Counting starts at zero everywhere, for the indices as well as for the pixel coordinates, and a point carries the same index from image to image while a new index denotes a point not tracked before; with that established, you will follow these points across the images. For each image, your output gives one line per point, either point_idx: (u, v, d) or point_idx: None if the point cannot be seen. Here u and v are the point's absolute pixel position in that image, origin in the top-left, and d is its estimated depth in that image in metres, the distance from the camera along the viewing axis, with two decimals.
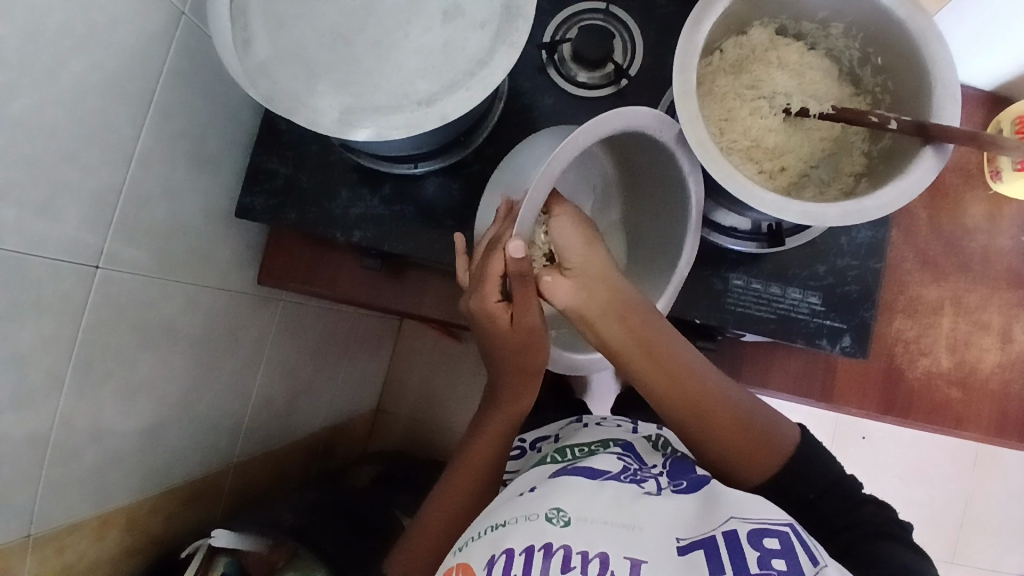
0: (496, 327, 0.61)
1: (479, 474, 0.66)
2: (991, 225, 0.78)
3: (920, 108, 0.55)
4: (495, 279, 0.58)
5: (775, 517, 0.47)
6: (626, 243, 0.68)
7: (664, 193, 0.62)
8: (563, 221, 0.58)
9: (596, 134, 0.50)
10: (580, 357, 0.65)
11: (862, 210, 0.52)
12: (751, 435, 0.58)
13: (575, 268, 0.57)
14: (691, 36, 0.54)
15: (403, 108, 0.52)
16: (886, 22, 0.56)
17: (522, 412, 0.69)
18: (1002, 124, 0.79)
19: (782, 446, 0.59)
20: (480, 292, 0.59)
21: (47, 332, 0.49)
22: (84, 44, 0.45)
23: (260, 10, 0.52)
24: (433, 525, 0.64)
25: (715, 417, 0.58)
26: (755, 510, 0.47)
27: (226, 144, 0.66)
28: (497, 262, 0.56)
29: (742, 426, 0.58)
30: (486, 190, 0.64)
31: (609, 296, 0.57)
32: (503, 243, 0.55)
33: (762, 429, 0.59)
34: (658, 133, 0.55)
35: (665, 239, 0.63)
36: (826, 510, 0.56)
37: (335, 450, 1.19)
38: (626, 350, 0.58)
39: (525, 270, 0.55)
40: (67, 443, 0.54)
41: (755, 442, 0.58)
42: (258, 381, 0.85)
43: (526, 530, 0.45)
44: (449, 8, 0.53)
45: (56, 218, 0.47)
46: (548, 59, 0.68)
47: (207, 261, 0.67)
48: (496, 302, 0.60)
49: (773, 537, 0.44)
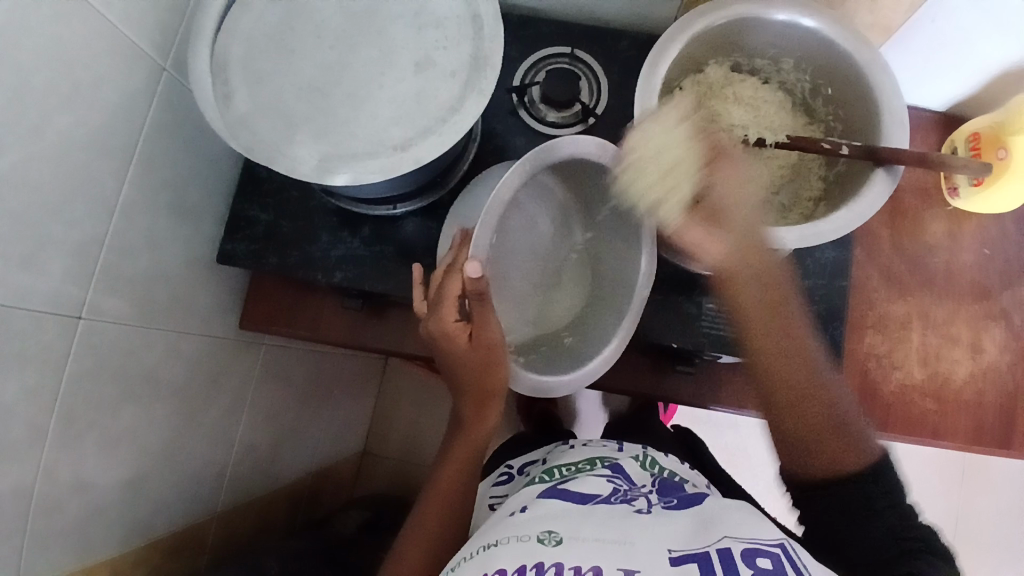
0: (454, 348, 0.61)
1: (453, 500, 0.66)
2: (951, 241, 0.80)
3: (869, 134, 0.59)
4: (453, 300, 0.59)
5: (767, 538, 0.48)
6: (588, 264, 0.73)
7: (618, 221, 0.67)
8: (728, 170, 0.56)
9: (542, 159, 0.59)
10: (546, 379, 0.63)
11: (817, 232, 0.56)
12: (835, 434, 0.56)
13: (729, 227, 0.56)
14: (648, 82, 0.58)
15: (379, 154, 0.54)
16: (835, 54, 0.59)
17: (483, 444, 0.69)
18: (956, 144, 0.79)
19: (856, 456, 0.56)
20: (439, 313, 0.59)
21: (30, 384, 0.49)
22: (68, 102, 0.47)
23: (239, 66, 0.55)
24: (411, 550, 0.63)
25: (811, 414, 0.57)
26: (748, 532, 0.48)
27: (208, 193, 0.68)
28: (454, 285, 0.58)
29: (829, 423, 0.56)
30: (445, 222, 0.68)
31: (756, 266, 0.56)
32: (460, 264, 0.57)
33: (849, 443, 0.56)
34: (601, 160, 0.61)
35: (622, 260, 0.68)
36: (873, 528, 0.54)
37: (320, 497, 1.18)
38: (752, 318, 0.57)
39: (482, 290, 0.56)
40: (51, 496, 0.54)
41: (836, 442, 0.56)
42: (241, 427, 0.84)
43: (518, 550, 0.46)
44: (421, 59, 0.56)
45: (40, 271, 0.48)
46: (518, 102, 0.71)
47: (189, 309, 0.68)
48: (456, 321, 0.59)
49: (766, 557, 0.45)
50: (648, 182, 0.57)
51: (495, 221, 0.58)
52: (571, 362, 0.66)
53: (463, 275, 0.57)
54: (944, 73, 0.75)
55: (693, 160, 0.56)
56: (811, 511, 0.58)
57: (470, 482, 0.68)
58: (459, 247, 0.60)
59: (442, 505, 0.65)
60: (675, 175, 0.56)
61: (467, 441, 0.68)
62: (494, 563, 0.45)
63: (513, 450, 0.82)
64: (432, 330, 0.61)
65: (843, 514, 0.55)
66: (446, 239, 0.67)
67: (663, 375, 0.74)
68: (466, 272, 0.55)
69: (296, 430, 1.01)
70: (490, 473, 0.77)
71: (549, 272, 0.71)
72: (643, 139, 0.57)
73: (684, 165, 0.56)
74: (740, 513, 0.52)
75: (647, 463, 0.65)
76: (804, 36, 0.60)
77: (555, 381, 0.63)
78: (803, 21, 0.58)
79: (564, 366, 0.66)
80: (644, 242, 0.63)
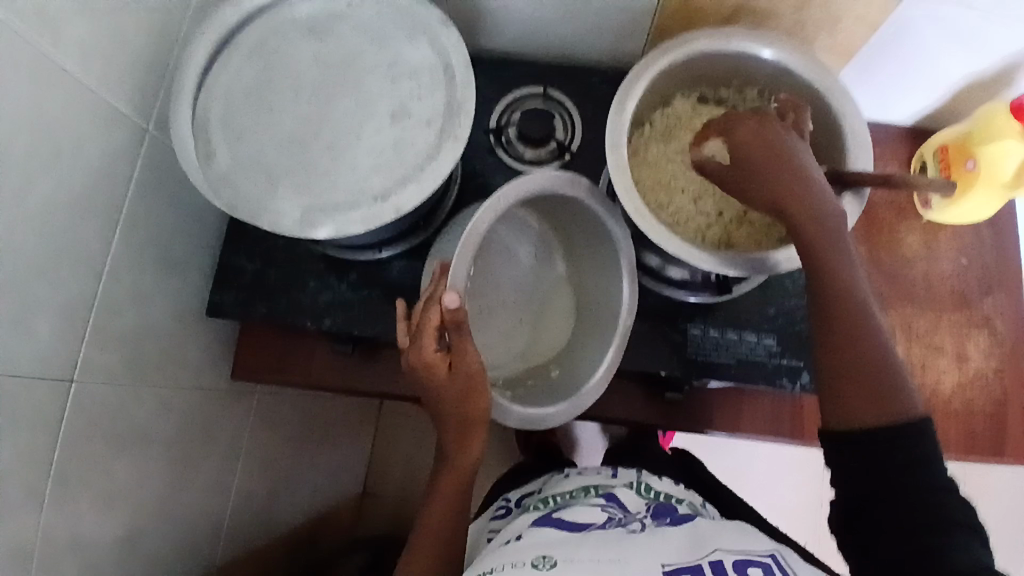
0: (435, 379, 0.59)
1: (442, 535, 0.63)
2: (928, 252, 0.82)
3: (834, 158, 0.61)
4: (433, 331, 0.57)
5: (759, 548, 0.48)
6: (573, 292, 0.74)
7: (596, 247, 0.68)
8: (768, 145, 0.54)
9: (516, 194, 0.60)
10: (535, 410, 0.63)
11: (790, 258, 0.57)
12: (869, 388, 0.50)
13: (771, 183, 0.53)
14: (619, 115, 0.59)
15: (360, 204, 0.55)
16: (795, 82, 0.62)
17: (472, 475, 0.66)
18: (925, 157, 0.81)
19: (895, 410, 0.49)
20: (419, 344, 0.57)
21: (23, 449, 0.49)
22: (52, 168, 0.48)
23: (221, 125, 0.56)
24: None
25: (854, 353, 0.51)
26: (738, 543, 0.49)
27: (193, 246, 0.69)
28: (433, 315, 0.56)
29: (859, 370, 0.50)
30: (428, 255, 0.70)
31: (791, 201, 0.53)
32: (438, 295, 0.56)
33: (881, 395, 0.50)
34: (573, 192, 0.62)
35: (606, 285, 0.68)
36: (912, 500, 0.47)
37: (321, 543, 1.16)
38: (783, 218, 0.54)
39: (462, 319, 0.55)
40: (47, 562, 0.53)
41: (875, 392, 0.50)
42: (236, 478, 0.84)
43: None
44: (397, 110, 0.58)
45: (30, 336, 0.48)
46: (496, 142, 0.73)
47: (179, 362, 0.68)
48: (435, 352, 0.57)
49: (757, 567, 0.45)
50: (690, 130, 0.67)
51: (473, 255, 0.60)
52: (557, 394, 0.66)
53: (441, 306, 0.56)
54: (907, 90, 0.77)
55: None
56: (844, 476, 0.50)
57: (459, 516, 0.65)
58: (439, 280, 0.59)
59: (436, 542, 0.63)
60: None
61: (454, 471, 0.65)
62: None
63: (509, 484, 0.82)
64: (414, 361, 0.58)
65: (879, 479, 0.48)
66: (427, 273, 0.69)
67: (655, 402, 0.75)
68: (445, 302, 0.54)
69: (292, 477, 1.00)
70: (488, 507, 0.76)
71: (526, 305, 0.73)
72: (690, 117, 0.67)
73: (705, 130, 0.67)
74: (733, 529, 0.52)
75: (641, 488, 0.65)
76: (765, 67, 0.62)
77: (541, 413, 0.63)
78: (764, 53, 0.61)
79: (549, 398, 0.66)
80: (622, 268, 0.64)
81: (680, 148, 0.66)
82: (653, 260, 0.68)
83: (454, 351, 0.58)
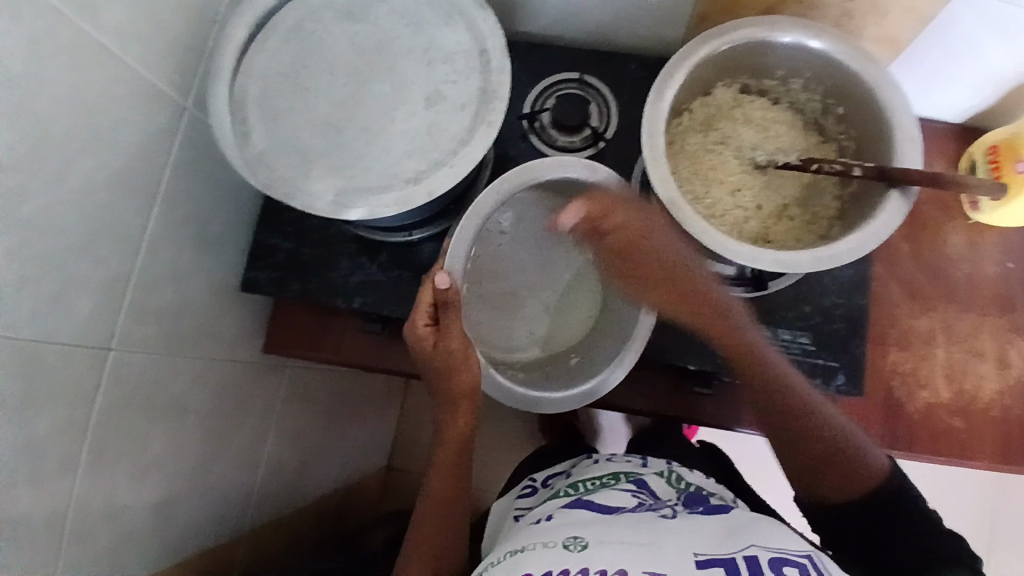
0: (424, 351, 0.63)
1: (446, 509, 0.66)
2: (972, 252, 0.78)
3: (882, 154, 0.59)
4: (424, 308, 0.62)
5: (794, 548, 0.47)
6: None
7: None
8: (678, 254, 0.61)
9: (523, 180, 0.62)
10: (558, 395, 0.64)
11: (833, 255, 0.55)
12: (838, 466, 0.60)
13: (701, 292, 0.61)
14: (656, 105, 0.58)
15: (393, 187, 0.55)
16: (841, 72, 0.59)
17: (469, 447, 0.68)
18: (974, 156, 0.77)
19: (870, 475, 0.59)
20: (411, 318, 0.63)
21: (61, 416, 0.51)
22: (92, 146, 0.49)
23: (257, 105, 0.57)
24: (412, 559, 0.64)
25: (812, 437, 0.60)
26: (774, 540, 0.48)
27: (230, 223, 0.70)
28: (426, 293, 0.61)
29: (833, 454, 0.60)
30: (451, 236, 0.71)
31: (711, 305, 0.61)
32: (431, 274, 0.61)
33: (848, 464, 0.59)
34: (591, 179, 0.63)
35: None
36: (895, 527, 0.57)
37: (348, 514, 1.19)
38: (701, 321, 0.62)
39: (450, 300, 0.60)
40: (82, 525, 0.55)
41: (846, 468, 0.59)
42: (268, 448, 0.86)
43: (544, 556, 0.47)
44: (431, 94, 0.57)
45: (69, 308, 0.50)
46: (529, 127, 0.72)
47: (215, 335, 0.70)
48: (425, 326, 0.62)
49: (793, 566, 0.45)
50: (729, 121, 0.66)
51: (473, 234, 0.63)
52: (575, 379, 0.66)
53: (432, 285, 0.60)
54: (957, 86, 0.73)
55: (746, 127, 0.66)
56: (843, 529, 0.60)
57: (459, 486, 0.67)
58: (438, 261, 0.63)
59: (438, 513, 0.66)
60: (743, 124, 0.66)
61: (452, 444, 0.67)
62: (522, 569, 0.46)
63: (532, 468, 0.82)
64: (407, 334, 0.64)
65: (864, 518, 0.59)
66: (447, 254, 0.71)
67: (682, 395, 0.74)
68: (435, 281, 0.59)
69: (320, 450, 1.02)
70: (514, 487, 0.77)
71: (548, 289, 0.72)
72: (727, 108, 0.66)
73: (743, 123, 0.66)
74: (768, 524, 0.51)
75: (673, 478, 0.65)
76: (810, 56, 0.60)
77: (563, 398, 0.64)
78: (811, 42, 0.58)
79: (566, 382, 0.66)
80: None
81: (718, 141, 0.66)
82: None
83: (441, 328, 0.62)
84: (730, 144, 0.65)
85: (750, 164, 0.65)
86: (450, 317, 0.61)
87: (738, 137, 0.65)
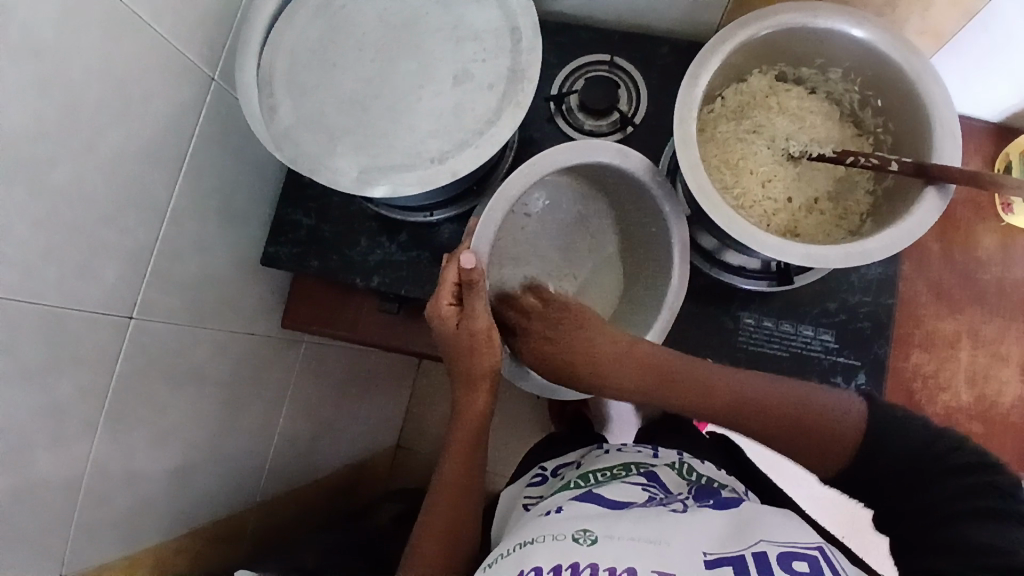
0: (444, 329, 0.63)
1: (462, 489, 0.66)
2: (1004, 256, 0.76)
3: (920, 149, 0.57)
4: (449, 286, 0.62)
5: (804, 540, 0.47)
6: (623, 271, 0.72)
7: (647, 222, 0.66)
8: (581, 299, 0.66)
9: (554, 161, 0.61)
10: None
11: (864, 251, 0.54)
12: (813, 435, 0.59)
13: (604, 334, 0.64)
14: (690, 89, 0.56)
15: (416, 166, 0.54)
16: (883, 64, 0.58)
17: (482, 427, 0.68)
18: (1010, 157, 0.75)
19: (838, 425, 0.58)
20: (434, 296, 0.62)
21: (83, 383, 0.51)
22: (122, 115, 0.48)
23: (284, 79, 0.56)
24: (429, 541, 0.63)
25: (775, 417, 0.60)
26: (783, 533, 0.47)
27: (252, 197, 0.69)
28: (450, 271, 0.61)
29: (798, 425, 0.59)
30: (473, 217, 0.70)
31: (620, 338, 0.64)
32: (458, 253, 0.61)
33: (817, 418, 0.59)
34: (624, 166, 0.62)
35: (656, 260, 0.66)
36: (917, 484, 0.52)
37: (356, 489, 1.20)
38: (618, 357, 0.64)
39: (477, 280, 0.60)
40: (101, 490, 0.56)
41: (817, 432, 0.58)
42: (282, 422, 0.86)
43: (552, 548, 0.47)
44: (459, 72, 0.56)
45: (94, 276, 0.50)
46: (556, 109, 0.71)
47: (235, 308, 0.70)
48: (449, 305, 0.62)
49: (803, 560, 0.44)
50: (762, 109, 0.64)
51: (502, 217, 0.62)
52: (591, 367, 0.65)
53: (458, 264, 0.60)
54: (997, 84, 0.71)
55: (781, 115, 0.64)
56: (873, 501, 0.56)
57: (473, 466, 0.67)
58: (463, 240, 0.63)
59: (453, 494, 0.66)
60: (776, 112, 0.64)
61: (467, 424, 0.67)
62: (529, 562, 0.46)
63: (544, 454, 0.82)
64: (428, 312, 0.63)
65: (884, 475, 0.55)
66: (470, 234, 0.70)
67: None
68: (463, 261, 0.59)
69: (332, 425, 1.02)
70: (524, 474, 0.77)
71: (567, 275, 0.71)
72: (761, 96, 0.64)
73: (777, 111, 0.64)
74: (777, 516, 0.51)
75: (684, 470, 0.65)
76: (852, 46, 0.58)
77: None
78: (853, 31, 0.57)
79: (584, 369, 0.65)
80: (673, 246, 0.62)
81: (750, 128, 0.64)
82: (709, 240, 0.66)
83: (466, 307, 0.62)
84: (763, 133, 0.64)
85: (782, 154, 0.63)
86: (473, 295, 0.61)
87: (771, 125, 0.64)
